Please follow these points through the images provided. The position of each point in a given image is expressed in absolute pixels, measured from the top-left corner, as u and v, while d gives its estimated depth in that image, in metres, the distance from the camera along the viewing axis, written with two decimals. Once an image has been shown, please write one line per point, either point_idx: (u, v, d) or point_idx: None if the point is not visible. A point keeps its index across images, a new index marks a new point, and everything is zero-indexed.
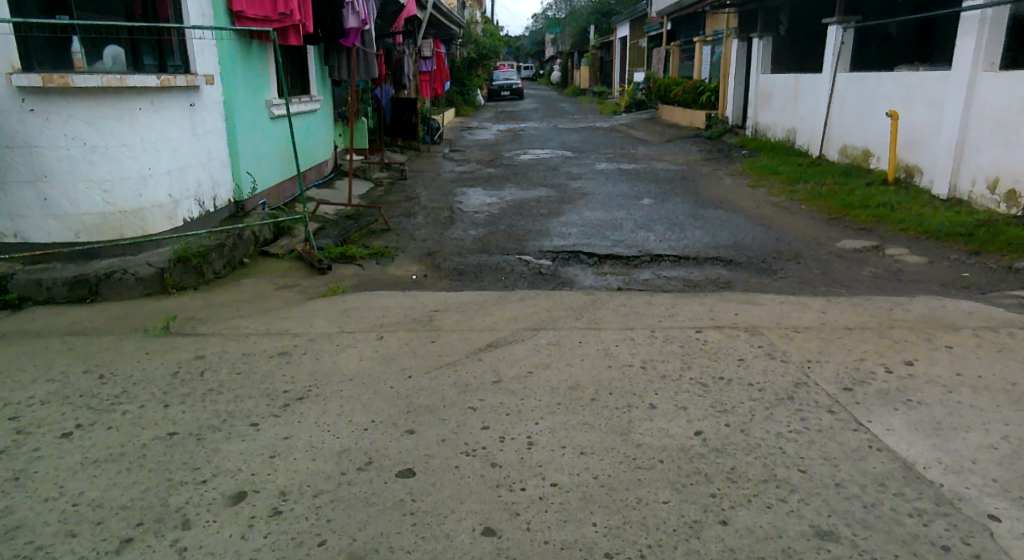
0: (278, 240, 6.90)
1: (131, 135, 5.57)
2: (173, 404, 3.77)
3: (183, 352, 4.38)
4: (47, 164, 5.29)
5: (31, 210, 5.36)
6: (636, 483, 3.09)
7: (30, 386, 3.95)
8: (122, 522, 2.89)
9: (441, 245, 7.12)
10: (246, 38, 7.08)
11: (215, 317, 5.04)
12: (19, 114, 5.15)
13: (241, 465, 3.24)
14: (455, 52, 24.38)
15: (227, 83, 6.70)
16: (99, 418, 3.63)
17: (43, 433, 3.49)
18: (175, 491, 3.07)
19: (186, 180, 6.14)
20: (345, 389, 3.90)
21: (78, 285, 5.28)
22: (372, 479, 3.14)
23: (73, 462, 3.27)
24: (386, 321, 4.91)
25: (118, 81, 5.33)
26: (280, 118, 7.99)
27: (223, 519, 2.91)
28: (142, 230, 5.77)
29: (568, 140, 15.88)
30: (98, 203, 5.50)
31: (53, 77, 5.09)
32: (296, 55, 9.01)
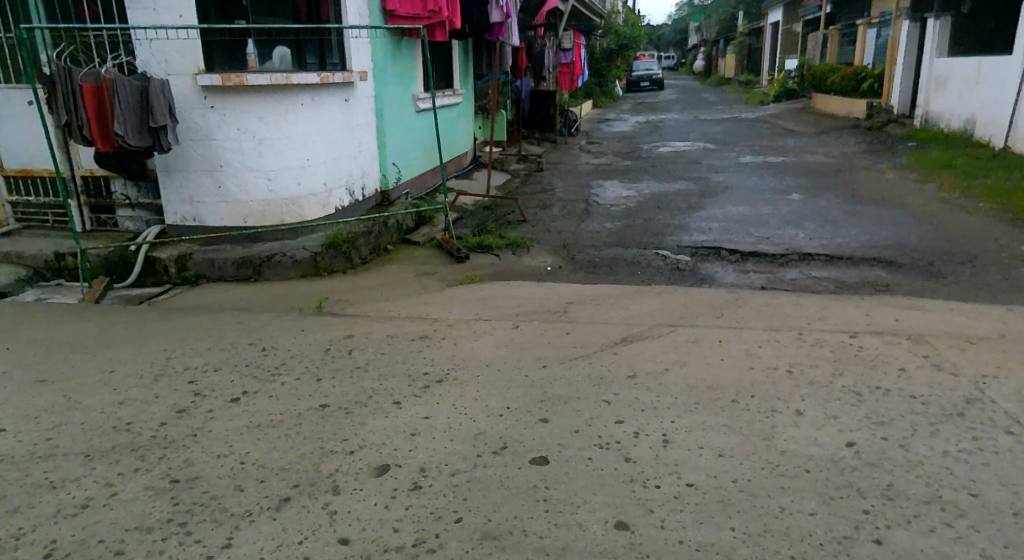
0: (419, 229, 7.23)
1: (293, 129, 5.97)
2: (324, 378, 4.05)
3: (333, 331, 4.68)
4: (222, 155, 5.80)
5: (207, 197, 5.91)
6: (781, 492, 3.02)
7: (205, 354, 4.37)
8: (281, 482, 3.16)
9: (577, 237, 7.17)
10: (395, 34, 7.39)
11: (360, 299, 5.35)
12: (201, 109, 5.67)
13: (384, 439, 3.45)
14: (594, 43, 24.28)
15: (377, 78, 7.02)
16: (263, 387, 3.96)
17: (216, 397, 3.86)
18: (328, 458, 3.31)
19: (339, 170, 6.51)
20: (481, 375, 4.04)
21: (244, 266, 5.77)
22: (506, 463, 3.25)
23: (240, 424, 3.59)
24: (521, 310, 5.04)
25: (283, 80, 5.72)
26: (424, 111, 8.29)
27: (369, 488, 3.11)
28: (299, 216, 6.18)
29: (710, 132, 15.47)
30: (263, 191, 5.96)
31: (230, 76, 5.55)
32: (442, 50, 9.31)
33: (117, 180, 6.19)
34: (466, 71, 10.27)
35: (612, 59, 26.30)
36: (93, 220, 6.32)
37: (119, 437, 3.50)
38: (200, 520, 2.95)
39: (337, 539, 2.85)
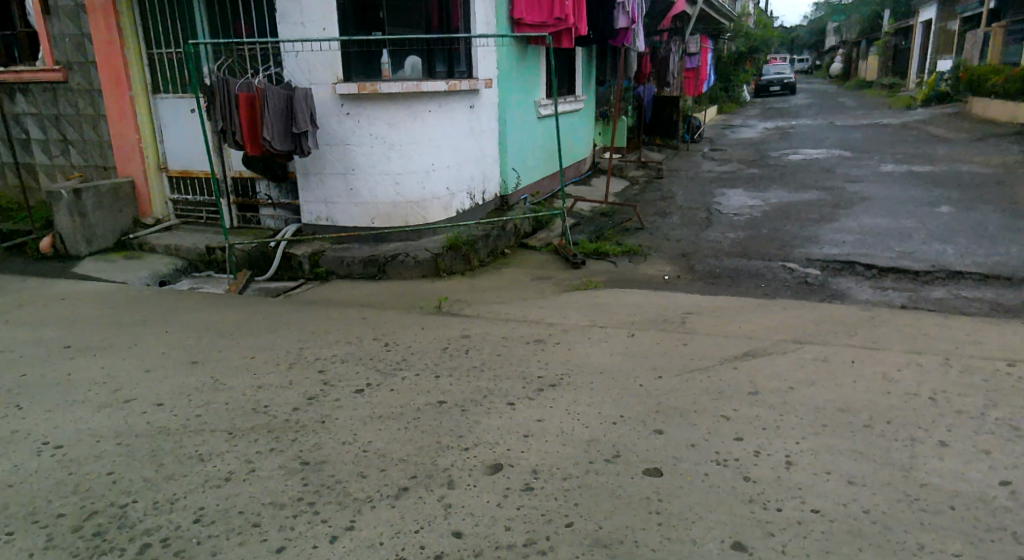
0: (536, 233, 7.32)
1: (421, 135, 6.20)
2: (442, 375, 4.20)
3: (451, 330, 4.84)
4: (355, 159, 6.11)
5: (339, 198, 6.24)
6: (918, 527, 2.88)
7: (333, 346, 4.63)
8: (399, 472, 3.31)
9: (699, 246, 7.05)
10: (521, 42, 7.55)
11: (479, 301, 5.49)
12: (338, 116, 6.01)
13: (498, 438, 3.53)
14: (722, 47, 23.72)
15: (502, 85, 7.18)
16: (384, 380, 4.15)
17: (342, 387, 4.08)
18: (444, 452, 3.44)
19: (462, 175, 6.69)
20: (596, 381, 4.07)
21: (370, 265, 6.04)
22: (620, 472, 3.26)
23: (364, 414, 3.78)
24: (639, 318, 5.02)
25: (414, 88, 5.97)
26: (545, 118, 8.39)
27: (482, 485, 3.21)
28: (422, 218, 6.40)
29: (846, 139, 14.75)
30: (390, 194, 6.23)
31: (366, 85, 5.86)
32: (566, 57, 9.40)
33: (262, 181, 6.63)
34: (589, 78, 10.31)
35: (741, 62, 25.56)
36: (240, 218, 6.82)
37: (256, 418, 3.77)
38: (326, 501, 3.14)
39: (451, 532, 2.95)
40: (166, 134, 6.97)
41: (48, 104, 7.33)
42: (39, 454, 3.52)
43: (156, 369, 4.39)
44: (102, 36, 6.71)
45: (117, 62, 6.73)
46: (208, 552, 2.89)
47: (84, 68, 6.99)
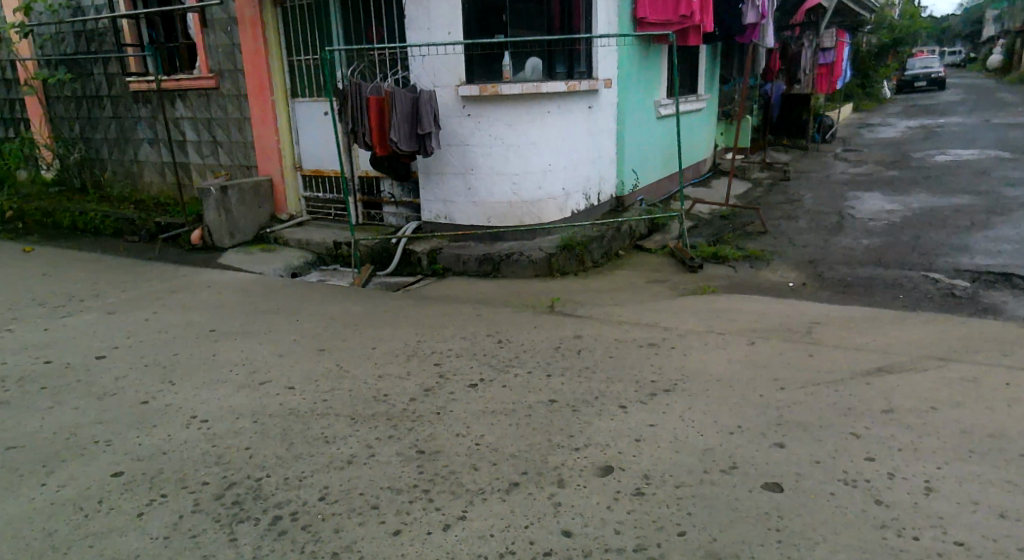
0: (652, 235, 7.23)
1: (539, 135, 6.24)
2: (554, 374, 4.22)
3: (564, 330, 4.85)
4: (474, 159, 6.24)
5: (458, 197, 6.40)
6: None
7: (449, 341, 4.75)
8: (510, 467, 3.36)
9: (827, 253, 6.73)
10: (642, 42, 7.47)
11: (593, 302, 5.48)
12: (459, 117, 6.17)
13: (610, 440, 3.52)
14: (860, 41, 22.53)
15: (621, 84, 7.12)
16: (497, 376, 4.22)
17: (457, 380, 4.18)
18: (554, 451, 3.46)
19: (578, 176, 6.68)
20: (712, 389, 3.97)
21: (485, 263, 6.14)
22: (736, 484, 3.17)
23: (477, 408, 3.86)
24: (761, 326, 4.86)
25: (534, 89, 6.02)
26: (665, 118, 8.25)
27: (593, 486, 3.20)
28: (538, 219, 6.44)
29: (1001, 139, 13.64)
30: (507, 194, 6.31)
31: (487, 87, 5.96)
32: (690, 55, 9.20)
33: (386, 180, 6.89)
34: (713, 76, 10.06)
35: (882, 56, 24.15)
36: (365, 215, 7.09)
37: (377, 406, 3.94)
38: (440, 490, 3.23)
39: (561, 530, 2.97)
40: (302, 135, 7.36)
41: (201, 108, 7.92)
42: (187, 427, 3.81)
43: (288, 354, 4.66)
44: (250, 45, 7.19)
45: (262, 68, 7.19)
46: (330, 529, 3.03)
47: (233, 75, 7.52)
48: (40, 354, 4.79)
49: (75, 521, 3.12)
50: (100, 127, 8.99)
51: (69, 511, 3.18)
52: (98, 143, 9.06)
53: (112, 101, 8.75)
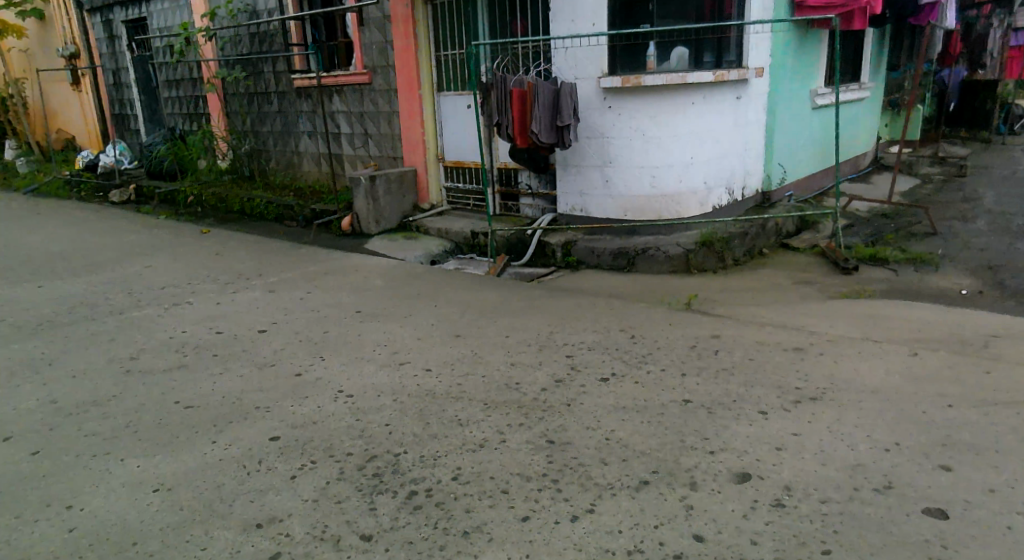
0: (801, 234, 6.85)
1: (682, 127, 6.03)
2: (690, 373, 4.09)
3: (702, 329, 4.69)
4: (613, 152, 6.17)
5: (595, 190, 6.37)
6: None
7: (581, 333, 4.72)
8: (641, 465, 3.28)
9: (1006, 259, 6.11)
10: (800, 30, 7.06)
11: (735, 301, 5.26)
12: (601, 110, 6.13)
13: (748, 446, 3.36)
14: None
15: (775, 73, 6.75)
16: (630, 371, 4.15)
17: (588, 374, 4.14)
18: (687, 452, 3.35)
19: (722, 169, 6.38)
20: (866, 401, 3.71)
21: (620, 257, 6.05)
22: (891, 505, 2.94)
23: (608, 403, 3.81)
24: (926, 337, 4.48)
25: (679, 79, 5.83)
26: (821, 108, 7.79)
27: (728, 493, 3.07)
28: (677, 214, 6.24)
29: None
30: (646, 187, 6.18)
31: (630, 78, 5.87)
32: (854, 40, 8.63)
33: (524, 172, 6.93)
34: (879, 63, 9.38)
35: None
36: (502, 206, 7.17)
37: (509, 394, 3.98)
38: (569, 481, 3.22)
39: (692, 534, 2.86)
40: (446, 127, 7.54)
41: (355, 103, 8.30)
42: (334, 400, 4.01)
43: (426, 338, 4.80)
44: (401, 42, 7.45)
45: (411, 63, 7.43)
46: (462, 508, 3.09)
47: (385, 71, 7.81)
48: (212, 325, 5.21)
49: (239, 477, 3.35)
50: (267, 120, 9.64)
51: (233, 467, 3.42)
52: (265, 135, 9.73)
53: (279, 96, 9.36)
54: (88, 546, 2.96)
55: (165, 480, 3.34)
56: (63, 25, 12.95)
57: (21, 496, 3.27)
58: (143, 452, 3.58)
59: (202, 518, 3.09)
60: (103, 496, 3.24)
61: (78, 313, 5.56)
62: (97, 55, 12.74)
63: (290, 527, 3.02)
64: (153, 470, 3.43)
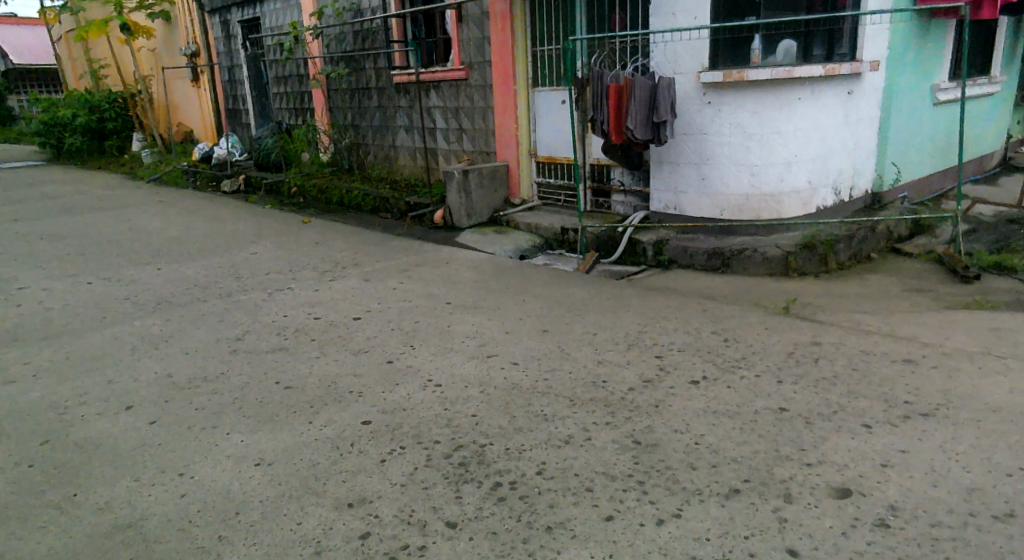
0: (913, 238, 6.48)
1: (787, 124, 5.78)
2: (786, 381, 3.92)
3: (801, 335, 4.50)
4: (711, 149, 6.01)
5: (690, 187, 6.22)
6: None
7: (673, 334, 4.61)
8: (732, 473, 3.17)
9: None
10: (920, 19, 6.64)
11: (838, 307, 5.02)
12: (700, 105, 5.97)
13: (849, 461, 3.20)
14: None
15: (892, 66, 6.42)
16: (722, 375, 4.02)
17: (678, 375, 4.04)
18: (782, 463, 3.21)
19: (829, 169, 6.07)
20: (983, 420, 3.46)
21: (715, 257, 5.87)
22: (1010, 535, 2.74)
23: (699, 406, 3.70)
24: None
25: (786, 73, 5.58)
26: (942, 104, 7.36)
27: (827, 508, 2.93)
28: (776, 214, 5.99)
29: None
30: (744, 186, 5.97)
31: (732, 72, 5.69)
32: (983, 31, 8.08)
33: (616, 168, 6.84)
34: (1012, 56, 8.75)
35: None
36: (594, 203, 7.10)
37: (595, 391, 3.93)
38: (655, 483, 3.15)
39: (785, 548, 2.75)
40: (539, 123, 7.52)
41: (452, 98, 8.39)
42: (423, 388, 4.06)
43: (514, 332, 4.80)
44: (498, 38, 7.51)
45: (507, 59, 7.48)
46: (546, 503, 3.07)
47: (481, 67, 7.87)
48: (311, 310, 5.38)
49: (333, 457, 3.44)
50: (367, 114, 9.89)
51: (328, 447, 3.52)
52: (364, 129, 9.98)
53: (379, 91, 9.57)
54: (195, 511, 3.11)
55: (266, 455, 3.47)
56: (187, 25, 13.73)
57: (139, 460, 3.47)
58: (247, 428, 3.73)
59: (297, 494, 3.19)
60: (211, 466, 3.40)
61: (191, 294, 5.87)
62: (214, 52, 13.43)
63: (379, 508, 3.08)
64: (255, 445, 3.57)
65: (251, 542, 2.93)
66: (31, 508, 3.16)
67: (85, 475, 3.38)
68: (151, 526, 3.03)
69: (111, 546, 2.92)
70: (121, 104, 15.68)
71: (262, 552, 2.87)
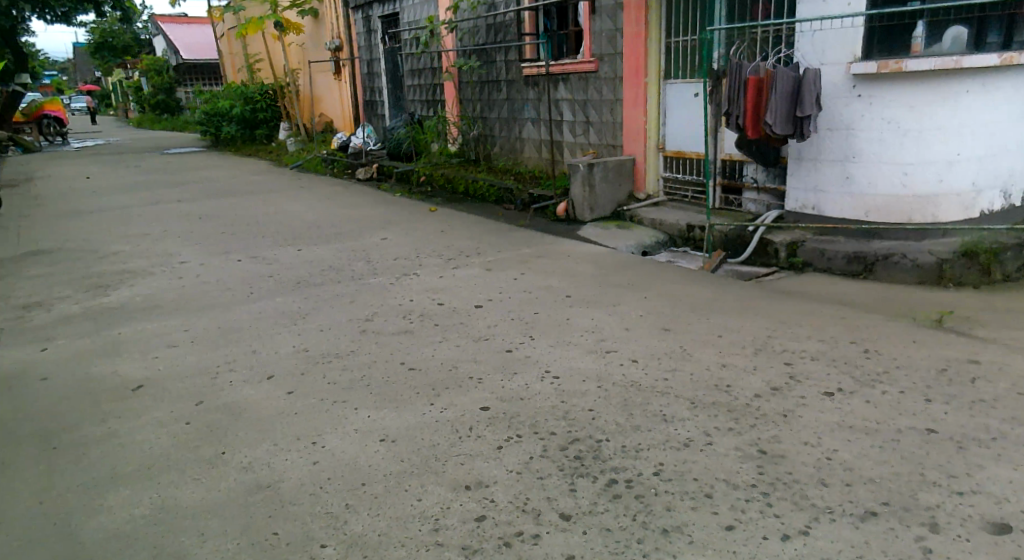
0: None
1: (949, 119, 5.31)
2: (935, 400, 3.61)
3: (954, 352, 4.14)
4: (859, 146, 5.64)
5: (833, 186, 5.87)
6: None
7: (806, 341, 4.36)
8: (869, 494, 2.95)
9: None
10: None
11: (997, 323, 4.58)
12: (848, 98, 5.61)
13: (1008, 494, 2.90)
14: None
15: None
16: (861, 389, 3.75)
17: (811, 385, 3.81)
18: (927, 488, 2.96)
19: (995, 169, 5.58)
20: None
21: (856, 261, 5.51)
22: None
23: (833, 420, 3.48)
24: None
25: (952, 63, 5.11)
26: None
27: (979, 542, 2.67)
28: (932, 218, 5.53)
29: None
30: (895, 186, 5.55)
31: (889, 63, 5.30)
32: None
33: (750, 164, 6.55)
34: None
35: None
36: (723, 200, 6.83)
37: (718, 395, 3.77)
38: (781, 496, 2.98)
39: None
40: (670, 116, 7.33)
41: (580, 91, 8.32)
42: (541, 379, 4.04)
43: (635, 329, 4.69)
44: (631, 29, 7.36)
45: (640, 50, 7.32)
46: (663, 505, 2.97)
47: (612, 59, 7.75)
48: (436, 296, 5.48)
49: (451, 440, 3.48)
50: (496, 106, 9.98)
51: (447, 430, 3.56)
52: (493, 121, 10.08)
53: (509, 83, 9.63)
54: (325, 478, 3.22)
55: (390, 432, 3.56)
56: (333, 21, 14.40)
57: (276, 426, 3.65)
58: (374, 404, 3.84)
59: (417, 472, 3.24)
60: (340, 438, 3.52)
61: (327, 275, 6.13)
62: (356, 46, 13.99)
63: (494, 493, 3.09)
64: (381, 421, 3.66)
65: (374, 512, 3.00)
66: (184, 461, 3.38)
67: (231, 435, 3.58)
68: (287, 488, 3.17)
69: (253, 502, 3.08)
70: (271, 97, 16.68)
71: (382, 523, 2.94)
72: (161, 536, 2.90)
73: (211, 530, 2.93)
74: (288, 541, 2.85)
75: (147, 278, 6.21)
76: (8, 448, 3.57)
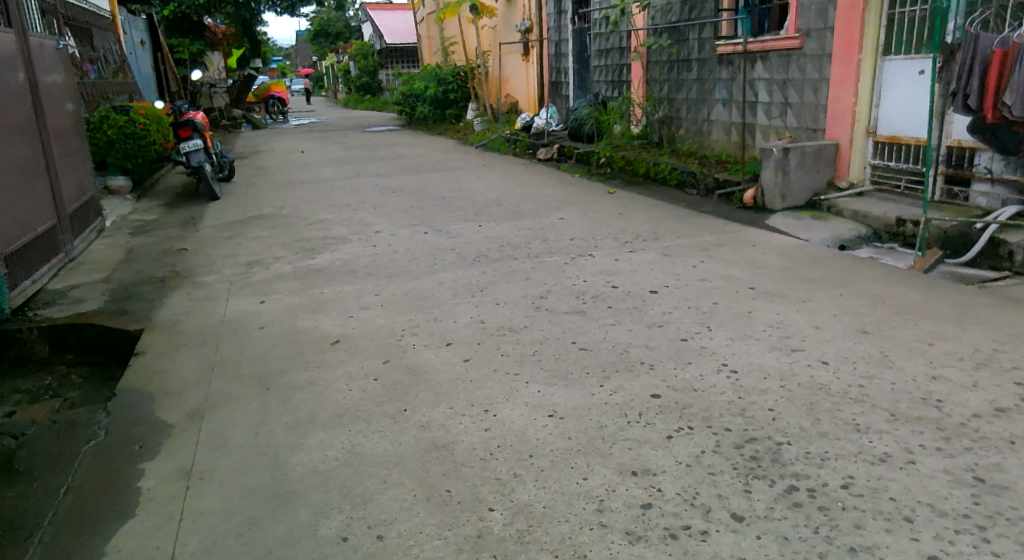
0: None
1: None
2: None
3: None
4: None
5: None
6: None
7: None
8: None
9: None
10: None
11: None
12: None
13: None
14: None
15: None
16: None
17: None
18: None
19: None
20: None
21: None
22: None
23: None
24: None
25: None
26: None
27: None
28: None
29: None
30: None
31: None
32: None
33: (984, 152, 5.75)
34: None
35: None
36: (945, 191, 6.11)
37: (924, 410, 3.33)
38: (1003, 533, 2.55)
39: None
40: (885, 97, 6.61)
41: (780, 69, 7.76)
42: (718, 372, 3.78)
43: (827, 328, 4.27)
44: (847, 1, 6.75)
45: (856, 23, 6.69)
46: (852, 522, 2.65)
47: (820, 34, 7.14)
48: (611, 279, 5.32)
49: (620, 424, 3.33)
50: (684, 87, 9.59)
51: (615, 413, 3.42)
52: (680, 102, 9.70)
53: (701, 62, 9.21)
54: (495, 446, 3.19)
55: (559, 409, 3.47)
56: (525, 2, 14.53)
57: (451, 391, 3.67)
58: (545, 380, 3.77)
59: (585, 451, 3.13)
60: (511, 409, 3.48)
61: (505, 250, 6.16)
62: (545, 28, 14.06)
63: (661, 483, 2.91)
64: (550, 397, 3.59)
65: (540, 484, 2.93)
66: (370, 413, 3.49)
67: (410, 396, 3.66)
68: (460, 450, 3.17)
69: (427, 459, 3.11)
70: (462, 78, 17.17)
71: (548, 497, 2.85)
72: (351, 478, 3.00)
73: (391, 479, 2.99)
74: (459, 500, 2.84)
75: (345, 244, 6.56)
76: (230, 384, 3.87)
